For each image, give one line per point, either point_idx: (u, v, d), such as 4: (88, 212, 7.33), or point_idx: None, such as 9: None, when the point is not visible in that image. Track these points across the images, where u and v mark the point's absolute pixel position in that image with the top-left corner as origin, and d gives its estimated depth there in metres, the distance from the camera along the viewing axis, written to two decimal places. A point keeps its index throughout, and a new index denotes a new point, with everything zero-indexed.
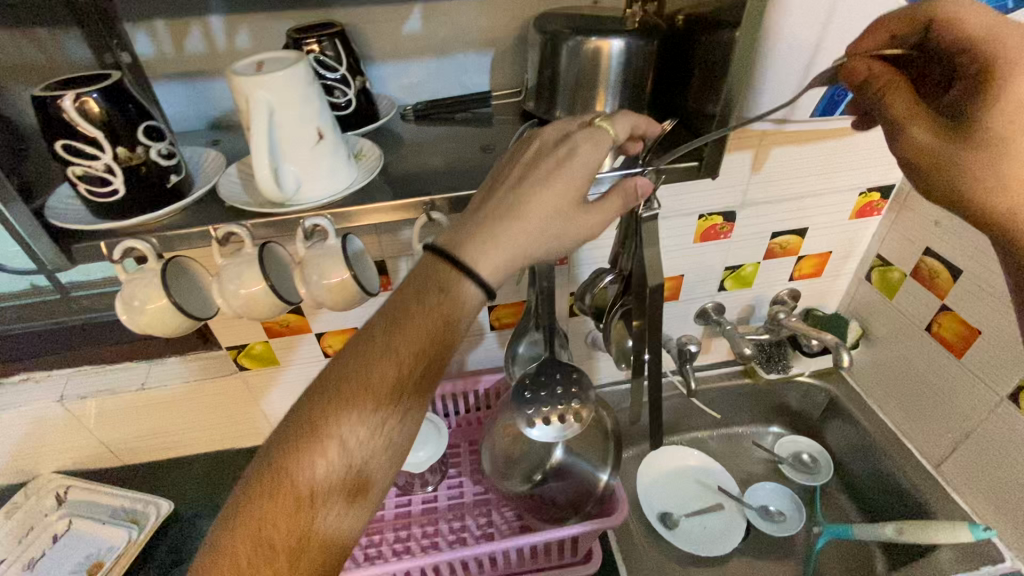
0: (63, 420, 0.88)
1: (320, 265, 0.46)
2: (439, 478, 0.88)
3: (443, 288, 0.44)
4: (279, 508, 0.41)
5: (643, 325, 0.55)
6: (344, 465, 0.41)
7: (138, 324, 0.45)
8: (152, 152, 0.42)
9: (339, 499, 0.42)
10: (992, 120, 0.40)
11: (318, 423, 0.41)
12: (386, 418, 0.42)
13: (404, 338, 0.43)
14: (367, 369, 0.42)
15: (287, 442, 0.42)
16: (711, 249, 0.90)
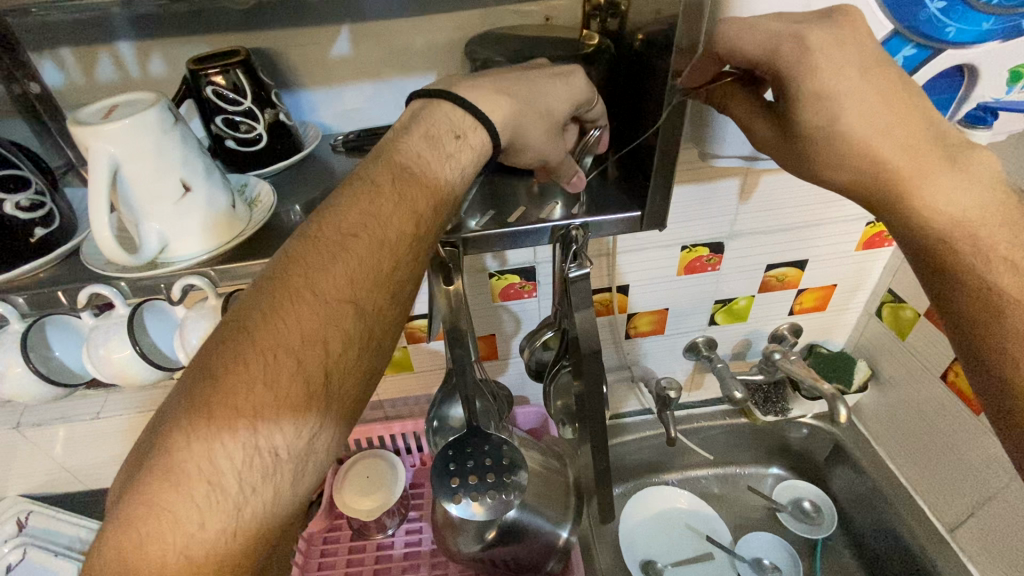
0: (21, 447, 0.86)
1: (195, 330, 0.43)
2: (399, 521, 0.82)
3: (462, 136, 0.40)
4: (283, 396, 0.32)
5: (583, 389, 0.49)
6: (314, 375, 0.33)
7: (5, 388, 0.44)
8: (8, 207, 0.38)
9: (305, 425, 0.33)
10: (806, 114, 0.38)
11: (323, 291, 0.34)
12: (366, 323, 0.36)
13: (378, 232, 0.37)
14: (381, 224, 0.37)
15: (280, 318, 0.33)
16: (698, 282, 0.82)
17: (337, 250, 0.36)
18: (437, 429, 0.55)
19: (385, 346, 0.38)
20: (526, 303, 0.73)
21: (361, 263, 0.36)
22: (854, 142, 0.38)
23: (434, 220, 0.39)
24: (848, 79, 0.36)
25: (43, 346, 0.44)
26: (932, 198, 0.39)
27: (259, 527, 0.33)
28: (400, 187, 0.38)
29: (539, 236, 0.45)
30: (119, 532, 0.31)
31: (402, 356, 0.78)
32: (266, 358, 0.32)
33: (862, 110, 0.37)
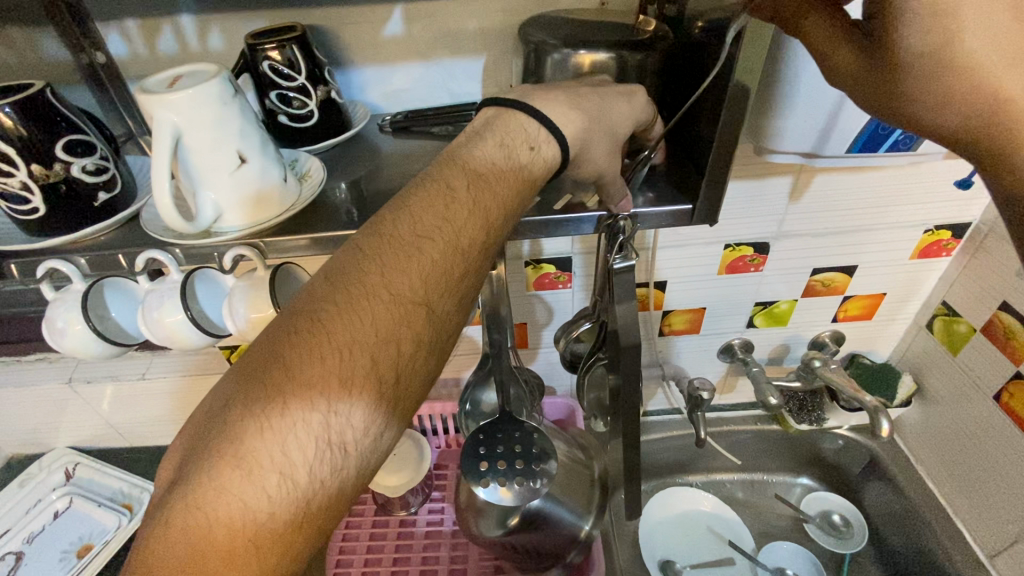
0: (73, 401, 0.91)
1: (245, 298, 0.44)
2: (422, 499, 0.83)
3: (535, 148, 0.40)
4: (357, 397, 0.33)
5: (618, 384, 0.48)
6: (385, 378, 0.34)
7: (62, 346, 0.46)
8: (74, 169, 0.39)
9: (375, 424, 0.34)
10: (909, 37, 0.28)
11: (401, 291, 0.35)
12: (433, 328, 0.36)
13: (450, 236, 0.37)
14: (457, 229, 0.37)
15: (359, 316, 0.34)
16: (738, 282, 0.80)
17: (414, 250, 0.36)
18: (470, 412, 0.55)
19: (444, 352, 0.38)
20: (560, 294, 0.73)
21: (437, 265, 0.36)
22: (968, 75, 0.28)
23: (503, 229, 0.40)
24: None
25: (98, 307, 0.46)
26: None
27: (322, 523, 0.33)
28: (475, 193, 0.39)
29: (586, 224, 0.45)
30: (179, 514, 0.30)
31: None
32: (343, 354, 0.33)
33: (986, 29, 0.27)
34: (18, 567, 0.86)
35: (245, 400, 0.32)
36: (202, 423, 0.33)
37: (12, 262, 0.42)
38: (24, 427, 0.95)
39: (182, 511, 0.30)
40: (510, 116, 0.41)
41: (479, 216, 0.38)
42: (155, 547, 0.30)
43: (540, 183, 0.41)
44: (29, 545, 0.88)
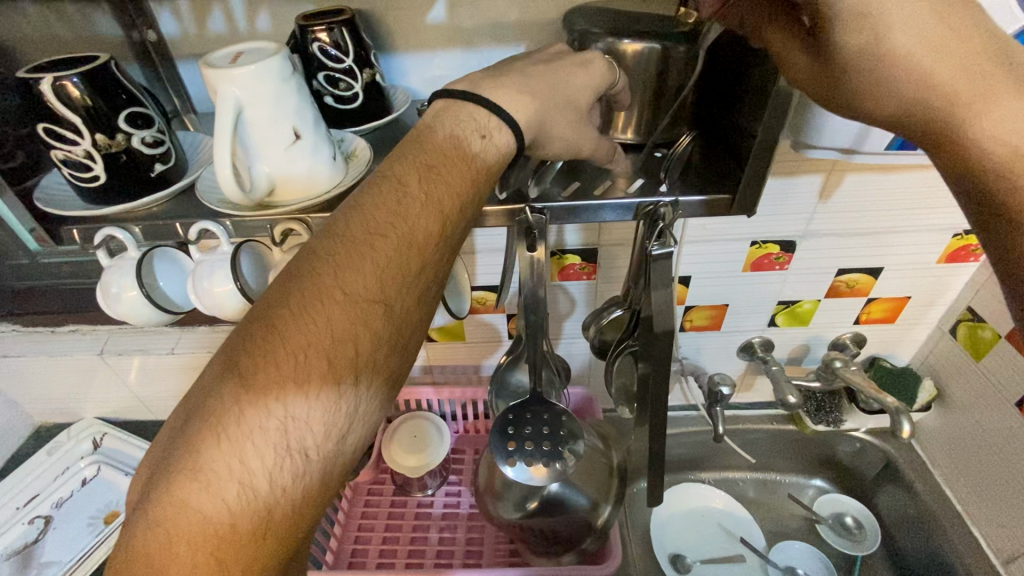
0: (103, 372, 0.94)
1: None
2: (439, 482, 0.85)
3: (485, 135, 0.42)
4: (315, 396, 0.35)
5: (649, 370, 0.49)
6: (339, 375, 0.36)
7: (115, 311, 0.47)
8: (134, 140, 0.41)
9: (333, 419, 0.36)
10: (849, 34, 0.34)
11: (353, 292, 0.36)
12: (391, 324, 0.38)
13: (401, 231, 0.38)
14: (409, 227, 0.38)
15: (311, 324, 0.35)
16: (762, 280, 0.80)
17: (367, 249, 0.37)
18: (499, 392, 0.57)
19: (409, 349, 0.40)
20: (584, 285, 0.73)
21: (391, 263, 0.37)
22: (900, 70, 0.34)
23: (459, 220, 0.41)
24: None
25: (150, 275, 0.48)
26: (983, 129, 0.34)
27: (288, 522, 0.35)
28: (426, 188, 0.40)
29: (626, 211, 0.46)
30: (147, 530, 0.33)
31: (456, 327, 0.82)
32: (296, 357, 0.35)
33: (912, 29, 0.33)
34: (46, 530, 0.88)
35: (205, 410, 0.34)
36: (169, 438, 0.36)
37: (74, 228, 0.44)
38: (55, 396, 0.99)
39: (149, 529, 0.32)
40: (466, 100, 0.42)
41: (432, 209, 0.39)
42: (126, 564, 0.32)
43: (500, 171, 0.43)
44: (58, 509, 0.91)
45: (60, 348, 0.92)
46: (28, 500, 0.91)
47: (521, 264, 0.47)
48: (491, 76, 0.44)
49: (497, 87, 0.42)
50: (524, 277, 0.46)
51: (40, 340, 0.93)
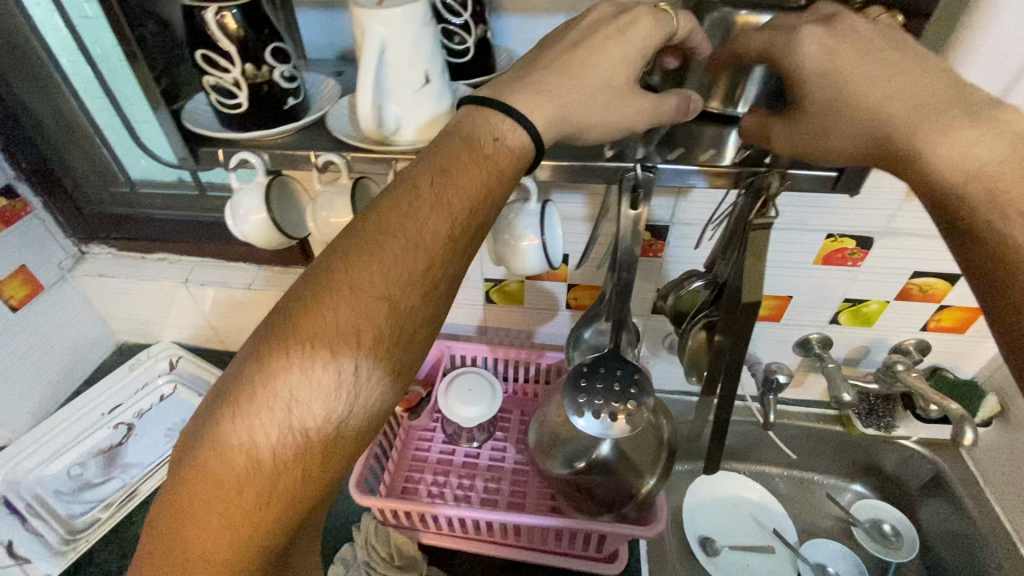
0: (186, 300, 1.01)
1: None
2: (486, 436, 0.89)
3: (497, 137, 0.43)
4: (318, 382, 0.39)
5: (726, 342, 0.50)
6: (340, 366, 0.39)
7: (242, 232, 0.50)
8: (275, 73, 0.45)
9: (334, 404, 0.39)
10: (811, 89, 0.43)
11: (358, 290, 0.40)
12: (393, 320, 0.41)
13: (408, 235, 0.41)
14: (416, 229, 0.41)
15: (322, 318, 0.39)
16: (832, 275, 0.79)
17: (375, 251, 0.41)
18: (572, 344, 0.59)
19: (416, 344, 0.43)
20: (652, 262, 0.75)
21: (395, 263, 0.40)
22: (866, 112, 0.41)
23: (468, 223, 0.43)
24: (850, 63, 0.42)
25: (275, 202, 0.50)
26: (945, 154, 0.39)
27: (291, 497, 0.38)
28: (436, 192, 0.42)
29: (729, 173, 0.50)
30: (176, 489, 0.38)
31: (516, 290, 0.88)
32: (303, 347, 0.39)
33: (872, 83, 0.41)
34: (129, 436, 0.95)
35: (229, 389, 0.39)
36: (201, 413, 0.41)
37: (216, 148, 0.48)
38: (140, 317, 1.07)
39: (176, 486, 0.38)
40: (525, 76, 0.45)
41: (439, 212, 0.42)
42: (162, 513, 0.39)
43: (520, 171, 0.44)
44: (139, 419, 0.97)
45: (149, 273, 1.00)
46: (112, 409, 0.98)
47: (625, 222, 0.48)
48: (605, 41, 0.45)
49: (610, 49, 0.44)
50: (626, 235, 0.47)
51: (133, 264, 1.01)
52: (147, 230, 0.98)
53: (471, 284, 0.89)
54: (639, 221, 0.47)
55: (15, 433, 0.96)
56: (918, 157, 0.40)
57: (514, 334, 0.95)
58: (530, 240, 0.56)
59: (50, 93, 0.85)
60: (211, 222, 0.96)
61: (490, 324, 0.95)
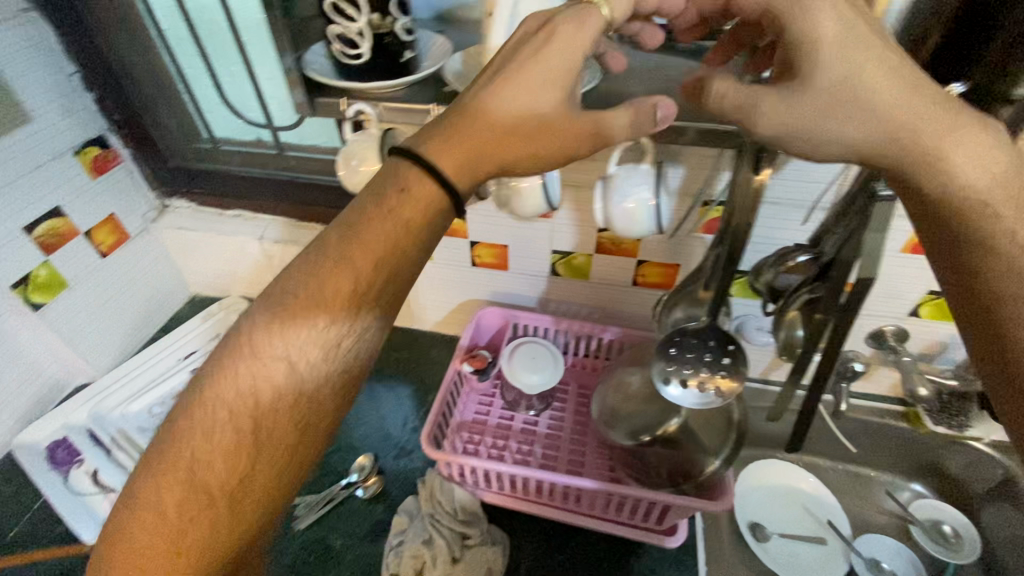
0: (259, 256, 1.05)
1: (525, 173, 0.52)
2: (544, 406, 0.90)
3: (405, 191, 0.43)
4: (218, 440, 0.41)
5: (827, 322, 0.51)
6: (240, 423, 0.41)
7: (350, 182, 0.54)
8: (396, 25, 0.51)
9: (235, 459, 0.41)
10: (821, 68, 0.42)
11: (254, 356, 0.41)
12: (293, 378, 0.42)
13: (310, 299, 0.42)
14: (314, 293, 0.42)
15: (218, 382, 0.41)
16: (919, 265, 0.76)
17: (275, 317, 0.42)
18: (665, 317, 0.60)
19: (322, 405, 0.43)
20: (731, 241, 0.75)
21: (294, 328, 0.42)
22: (875, 105, 0.41)
23: (372, 283, 0.42)
24: (874, 49, 0.42)
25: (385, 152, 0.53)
26: (967, 164, 0.42)
27: (200, 550, 0.40)
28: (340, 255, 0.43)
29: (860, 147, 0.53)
30: (102, 541, 0.42)
31: (583, 263, 0.88)
32: (205, 408, 0.41)
33: (876, 77, 0.41)
34: None
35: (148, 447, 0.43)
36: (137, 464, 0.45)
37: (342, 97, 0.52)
38: (214, 271, 1.12)
39: (103, 537, 0.42)
40: (510, 62, 0.47)
41: (340, 273, 0.42)
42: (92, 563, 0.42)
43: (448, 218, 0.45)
44: None
45: (227, 228, 1.04)
46: (188, 355, 1.04)
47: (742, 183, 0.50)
48: None
49: None
50: (752, 196, 0.49)
51: (211, 219, 1.05)
52: (227, 187, 1.02)
53: (539, 254, 0.90)
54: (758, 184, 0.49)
55: (100, 372, 1.02)
56: (943, 165, 0.42)
57: (576, 307, 0.96)
58: (650, 202, 0.59)
59: (143, 44, 0.87)
60: (286, 181, 0.99)
61: (552, 296, 0.95)
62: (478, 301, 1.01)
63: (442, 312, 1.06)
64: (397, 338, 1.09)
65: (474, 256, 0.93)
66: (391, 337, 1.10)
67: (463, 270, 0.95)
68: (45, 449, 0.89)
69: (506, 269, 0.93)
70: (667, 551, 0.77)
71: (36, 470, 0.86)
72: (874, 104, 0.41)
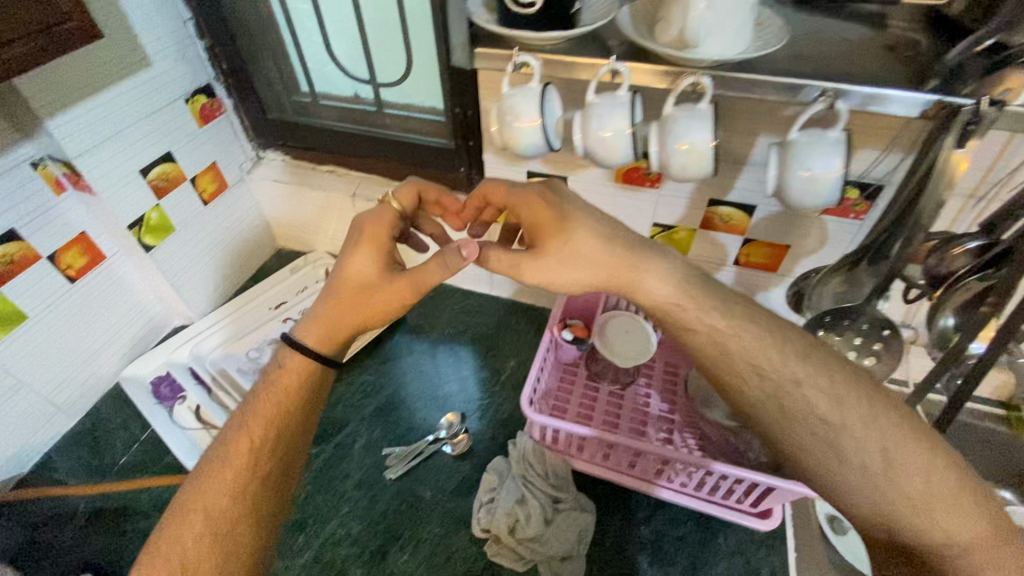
0: (348, 211, 1.06)
1: (681, 129, 0.51)
2: (631, 380, 0.89)
3: (283, 367, 0.59)
4: (208, 512, 0.53)
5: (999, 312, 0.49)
6: (226, 492, 0.54)
7: (504, 136, 0.56)
8: None
9: (220, 521, 0.53)
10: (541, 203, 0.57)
11: (226, 448, 0.55)
12: (256, 454, 0.56)
13: (261, 407, 0.57)
14: (259, 398, 0.58)
15: (192, 506, 0.53)
16: None
17: (238, 424, 0.57)
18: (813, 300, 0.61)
19: (271, 477, 0.56)
20: (847, 223, 0.75)
21: (252, 423, 0.56)
22: (574, 256, 0.55)
23: (301, 389, 0.59)
24: (554, 209, 0.56)
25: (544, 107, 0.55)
26: (680, 314, 0.52)
27: None
28: (275, 381, 0.59)
29: None
30: None
31: (684, 239, 0.86)
32: (195, 498, 0.53)
33: (577, 239, 0.55)
34: None
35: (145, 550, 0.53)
36: None
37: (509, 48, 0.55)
38: (302, 225, 1.14)
39: None
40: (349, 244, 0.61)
41: (275, 390, 0.58)
42: None
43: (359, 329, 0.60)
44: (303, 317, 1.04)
45: (320, 183, 1.05)
46: (278, 305, 1.07)
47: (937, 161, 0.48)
48: None
49: None
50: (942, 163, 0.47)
51: (304, 173, 1.07)
52: (320, 142, 1.03)
53: (638, 227, 0.88)
54: (955, 162, 0.47)
55: (197, 315, 1.06)
56: (641, 288, 0.54)
57: None
58: (837, 170, 0.52)
59: None
60: (379, 138, 0.98)
61: None
62: None
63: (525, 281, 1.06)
64: (477, 304, 1.10)
65: None
66: (471, 303, 1.10)
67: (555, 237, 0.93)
68: (150, 384, 0.95)
69: None
70: (756, 533, 0.77)
71: (144, 404, 0.92)
72: (585, 252, 0.54)
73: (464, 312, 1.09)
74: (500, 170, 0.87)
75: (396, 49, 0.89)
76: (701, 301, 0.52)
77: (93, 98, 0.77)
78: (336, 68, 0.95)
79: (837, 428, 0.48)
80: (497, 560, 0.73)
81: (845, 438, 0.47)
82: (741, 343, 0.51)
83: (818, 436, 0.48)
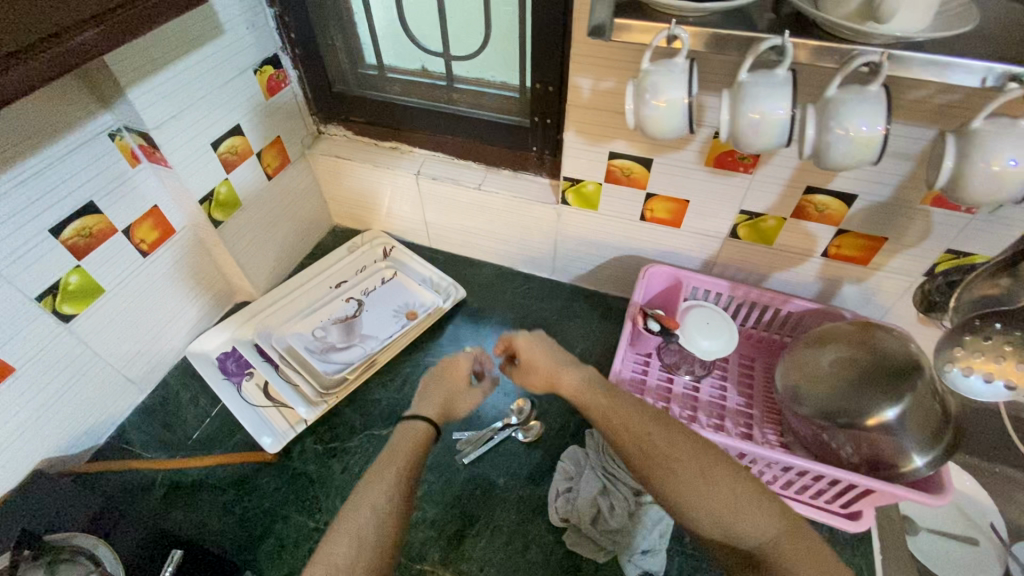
0: (410, 190, 1.04)
1: (846, 110, 0.41)
2: (706, 372, 0.87)
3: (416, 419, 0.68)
4: (373, 528, 0.54)
5: None
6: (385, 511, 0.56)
7: (640, 119, 0.47)
8: None
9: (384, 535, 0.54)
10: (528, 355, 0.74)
11: (387, 473, 0.59)
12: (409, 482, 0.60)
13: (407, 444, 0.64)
14: (405, 439, 0.64)
15: (363, 515, 0.55)
16: None
17: (392, 453, 0.62)
18: (959, 305, 0.63)
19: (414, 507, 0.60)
20: (956, 217, 0.71)
21: (406, 455, 0.62)
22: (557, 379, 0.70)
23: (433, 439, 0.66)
24: (538, 353, 0.73)
25: (691, 83, 0.44)
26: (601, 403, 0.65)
27: None
28: (416, 427, 0.66)
29: None
30: None
31: (772, 228, 0.83)
32: (361, 516, 0.55)
33: (555, 366, 0.72)
34: (361, 311, 1.00)
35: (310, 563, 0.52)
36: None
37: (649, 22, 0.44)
38: (360, 203, 1.12)
39: None
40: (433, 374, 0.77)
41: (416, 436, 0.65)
42: None
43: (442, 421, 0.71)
44: (366, 297, 1.03)
45: (383, 160, 1.03)
46: (339, 285, 1.05)
47: None
48: None
49: None
50: None
51: (366, 149, 1.05)
52: (386, 118, 1.00)
53: (722, 215, 0.84)
54: None
55: (258, 292, 1.05)
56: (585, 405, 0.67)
57: (747, 271, 0.91)
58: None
59: None
60: (449, 115, 0.95)
61: (721, 259, 0.91)
62: (635, 256, 0.97)
63: (590, 266, 1.03)
64: (538, 288, 1.08)
65: (646, 210, 0.88)
66: (532, 286, 1.08)
67: (631, 222, 0.90)
68: (217, 359, 0.95)
69: (679, 226, 0.88)
70: (838, 533, 0.75)
71: (213, 378, 0.91)
72: (544, 362, 0.72)
73: (525, 296, 1.07)
74: (580, 152, 0.84)
75: (474, 20, 0.86)
76: (591, 388, 0.67)
77: (173, 67, 0.75)
78: (409, 39, 0.92)
79: (675, 460, 0.58)
80: (576, 550, 0.73)
81: (679, 464, 0.58)
82: (616, 413, 0.63)
83: (657, 464, 0.58)
